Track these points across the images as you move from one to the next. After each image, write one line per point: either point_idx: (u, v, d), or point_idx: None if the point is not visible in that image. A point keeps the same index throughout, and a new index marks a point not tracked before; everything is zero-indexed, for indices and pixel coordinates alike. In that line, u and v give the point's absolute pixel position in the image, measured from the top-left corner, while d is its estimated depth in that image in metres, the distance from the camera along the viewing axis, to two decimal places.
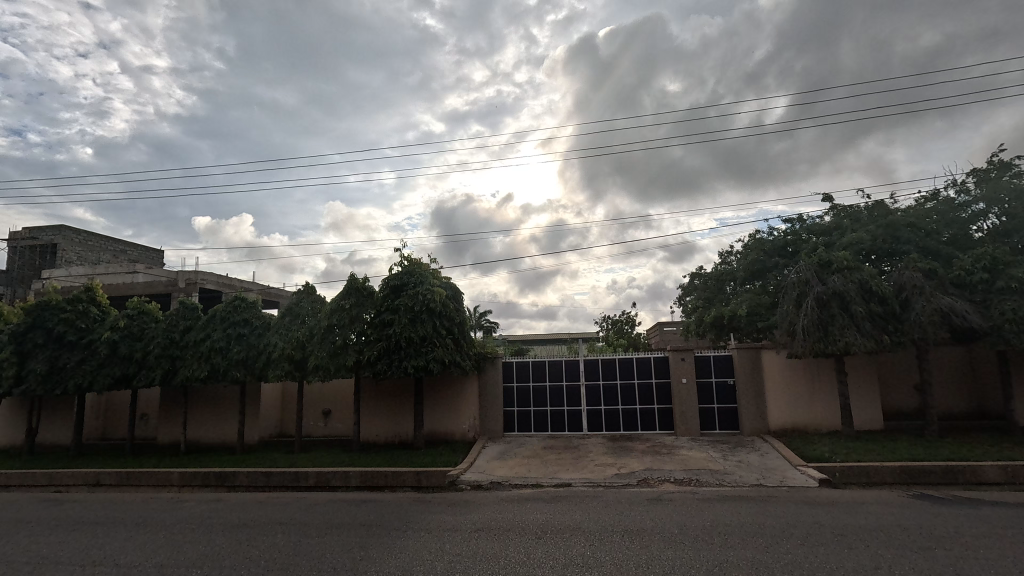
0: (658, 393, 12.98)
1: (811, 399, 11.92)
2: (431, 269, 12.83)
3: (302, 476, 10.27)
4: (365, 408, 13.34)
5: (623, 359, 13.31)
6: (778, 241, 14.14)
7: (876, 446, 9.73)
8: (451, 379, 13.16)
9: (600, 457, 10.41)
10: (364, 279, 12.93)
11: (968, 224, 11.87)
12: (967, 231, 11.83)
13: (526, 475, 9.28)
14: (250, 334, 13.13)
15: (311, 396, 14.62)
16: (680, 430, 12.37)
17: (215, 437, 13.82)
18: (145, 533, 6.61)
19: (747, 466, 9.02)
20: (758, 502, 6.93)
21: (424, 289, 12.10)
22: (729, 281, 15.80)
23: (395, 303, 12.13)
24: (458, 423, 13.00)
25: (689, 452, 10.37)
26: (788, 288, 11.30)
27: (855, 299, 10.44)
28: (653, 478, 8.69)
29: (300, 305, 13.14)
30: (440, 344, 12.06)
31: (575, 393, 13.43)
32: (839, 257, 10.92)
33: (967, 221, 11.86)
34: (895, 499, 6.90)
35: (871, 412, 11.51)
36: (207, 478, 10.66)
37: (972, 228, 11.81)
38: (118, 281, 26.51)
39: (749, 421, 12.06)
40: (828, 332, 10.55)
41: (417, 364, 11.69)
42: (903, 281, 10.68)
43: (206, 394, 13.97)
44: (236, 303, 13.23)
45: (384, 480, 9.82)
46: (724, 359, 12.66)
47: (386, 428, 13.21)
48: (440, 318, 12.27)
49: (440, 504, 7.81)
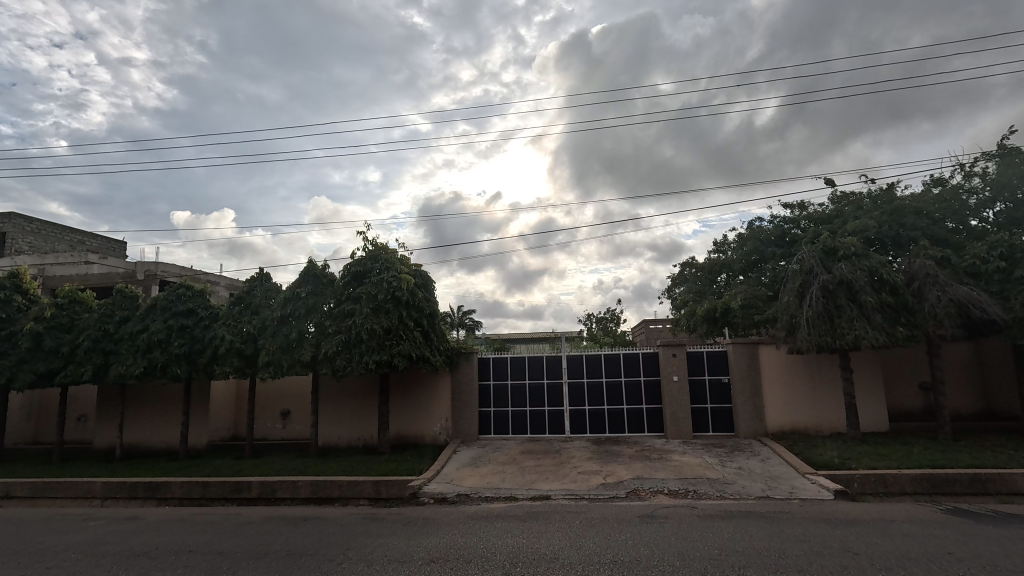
0: (647, 392, 11.93)
1: (812, 399, 10.97)
2: (399, 255, 11.55)
3: (244, 487, 8.97)
4: (325, 408, 12.05)
5: (609, 355, 12.22)
6: (776, 230, 13.25)
7: (888, 450, 8.78)
8: (421, 376, 11.96)
9: (584, 463, 9.25)
10: (325, 265, 11.63)
11: (975, 213, 11.07)
12: (976, 219, 11.02)
13: (499, 486, 8.08)
14: (195, 326, 11.73)
15: (268, 395, 13.30)
16: (671, 433, 11.32)
17: (157, 441, 12.38)
18: (15, 566, 5.29)
19: (749, 474, 7.95)
20: (769, 521, 5.84)
21: (390, 276, 10.84)
22: (722, 272, 14.89)
23: (357, 291, 10.86)
24: (428, 425, 11.81)
25: (682, 458, 9.30)
26: (789, 277, 10.32)
27: (864, 288, 9.48)
28: (644, 489, 7.57)
29: (252, 294, 11.76)
30: (407, 337, 10.78)
31: (557, 392, 12.30)
32: (845, 243, 9.94)
33: (973, 210, 11.04)
34: (929, 517, 5.85)
35: (876, 413, 10.60)
36: (136, 489, 9.27)
37: (979, 218, 11.04)
38: (71, 272, 24.67)
39: (745, 423, 11.04)
40: (834, 325, 9.58)
41: (380, 359, 10.41)
42: (914, 270, 9.76)
43: (147, 393, 12.52)
44: (180, 292, 11.86)
45: (337, 492, 8.60)
46: (718, 356, 11.65)
47: (349, 431, 11.94)
48: (408, 308, 10.97)
49: (394, 524, 6.56)
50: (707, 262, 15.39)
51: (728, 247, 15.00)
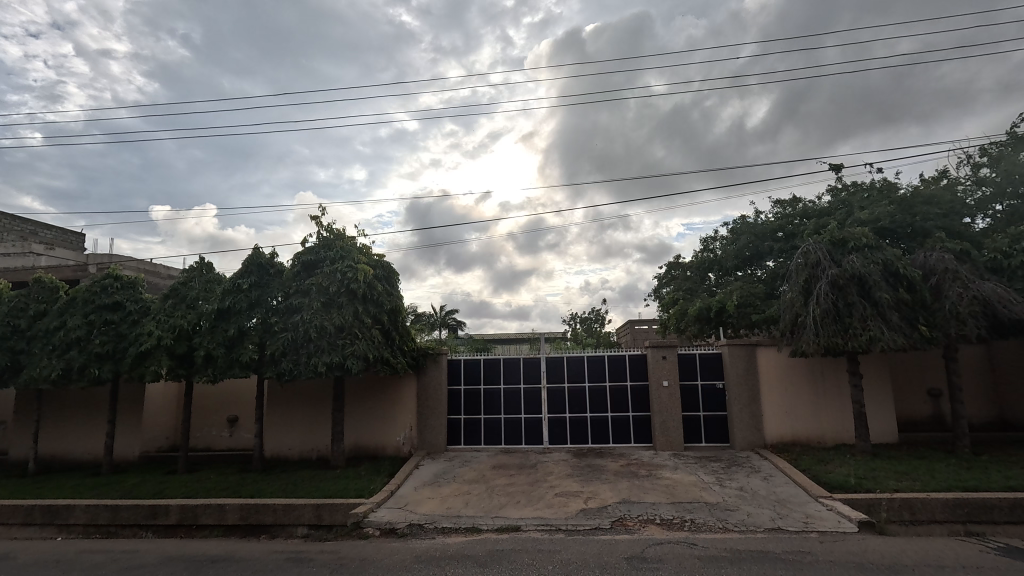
0: (633, 398, 10.77)
1: (815, 407, 9.92)
2: (358, 244, 10.23)
3: (161, 512, 7.58)
4: (273, 416, 10.70)
5: (592, 358, 11.06)
6: (770, 224, 12.26)
7: (905, 467, 7.76)
8: (383, 380, 10.71)
9: (562, 482, 8.02)
10: (272, 254, 10.23)
11: (977, 210, 10.33)
12: (979, 217, 10.27)
13: (459, 513, 6.77)
14: (122, 321, 10.27)
15: (213, 400, 11.96)
16: (660, 444, 10.19)
17: (80, 453, 10.83)
18: None
19: (752, 498, 6.82)
20: (790, 567, 4.67)
21: (344, 266, 9.50)
22: (713, 270, 13.89)
23: (306, 283, 9.49)
24: (390, 434, 10.55)
25: (674, 476, 8.14)
26: (792, 272, 9.23)
27: (879, 284, 8.43)
28: (631, 517, 6.39)
29: (188, 286, 10.30)
30: (364, 336, 9.40)
31: (535, 398, 11.09)
32: (857, 233, 8.88)
33: (975, 208, 10.30)
34: (982, 561, 4.75)
35: (886, 422, 9.58)
36: (32, 514, 7.80)
37: (982, 215, 10.28)
38: (17, 264, 22.67)
39: (741, 434, 9.95)
40: (845, 325, 8.52)
41: (331, 361, 9.02)
42: (931, 264, 8.74)
43: (70, 398, 10.98)
44: (105, 282, 10.32)
45: (271, 518, 7.32)
46: (712, 359, 10.56)
47: (299, 441, 10.59)
48: (365, 304, 9.60)
49: (322, 569, 5.22)
50: (696, 259, 14.40)
51: (718, 242, 14.02)
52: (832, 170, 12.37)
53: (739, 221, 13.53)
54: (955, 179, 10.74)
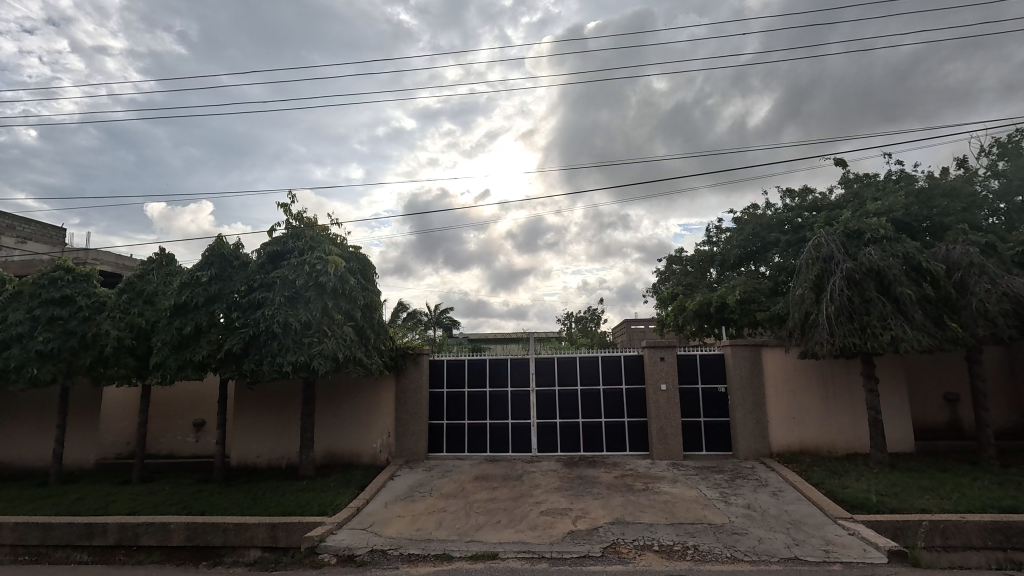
0: (629, 403, 9.97)
1: (826, 413, 9.14)
2: (330, 234, 9.39)
3: (99, 533, 6.74)
4: (239, 420, 9.88)
5: (585, 359, 10.27)
6: (777, 216, 11.50)
7: (929, 481, 7.02)
8: (360, 380, 9.91)
9: (549, 498, 7.20)
10: (237, 244, 9.36)
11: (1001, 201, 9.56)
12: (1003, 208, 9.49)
13: (430, 537, 5.95)
14: (70, 318, 9.33)
15: (179, 402, 11.16)
16: (658, 453, 9.42)
17: (26, 460, 9.93)
18: None
19: (762, 519, 6.05)
20: None
21: (313, 257, 8.67)
22: (715, 265, 13.17)
23: (271, 276, 8.66)
24: (365, 441, 9.74)
25: (674, 491, 7.34)
26: (803, 266, 8.45)
27: (899, 278, 7.65)
28: (626, 543, 5.58)
29: (145, 280, 9.36)
30: (334, 333, 8.55)
31: (523, 402, 10.28)
32: (873, 224, 8.12)
33: (998, 198, 9.54)
34: None
35: (903, 430, 8.82)
36: None
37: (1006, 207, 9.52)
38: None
39: (745, 443, 9.19)
40: (863, 325, 7.73)
41: (296, 362, 8.18)
42: (956, 258, 7.94)
43: (17, 400, 10.09)
44: (54, 274, 9.45)
45: (220, 539, 6.56)
46: (713, 361, 9.80)
47: (267, 448, 9.77)
48: (336, 299, 8.74)
49: None
50: (698, 253, 13.70)
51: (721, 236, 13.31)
52: (841, 161, 11.60)
53: (743, 214, 12.79)
54: (975, 169, 9.98)
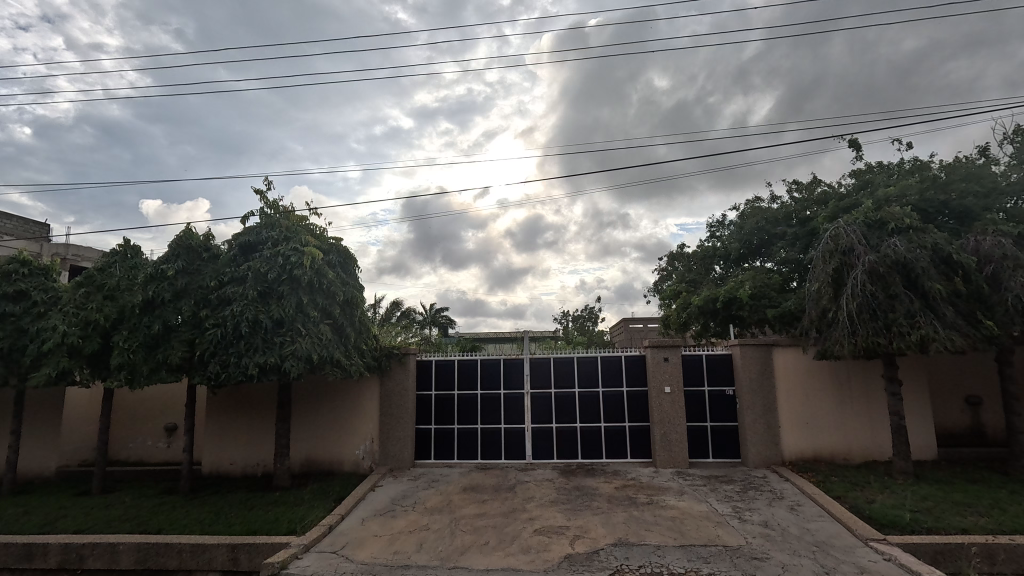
0: (630, 407, 9.29)
1: (842, 418, 8.48)
2: (307, 224, 8.67)
3: (40, 554, 6.02)
4: (210, 425, 9.16)
5: (583, 360, 9.58)
6: (785, 208, 10.86)
7: (963, 494, 6.38)
8: (341, 382, 9.21)
9: (544, 514, 6.51)
10: (206, 235, 8.60)
11: None
12: None
13: (407, 563, 5.25)
14: (22, 315, 8.60)
15: (149, 405, 10.41)
16: (661, 461, 8.74)
17: None
18: None
19: (783, 541, 5.39)
20: None
21: (287, 248, 7.95)
22: (720, 260, 12.52)
23: (241, 268, 7.94)
24: (347, 447, 9.04)
25: (681, 505, 6.67)
26: (819, 259, 7.78)
27: (928, 272, 6.99)
28: (631, 571, 4.89)
29: (106, 273, 8.59)
30: (309, 331, 7.84)
31: (516, 405, 9.59)
32: (897, 213, 7.46)
33: None
34: None
35: (926, 436, 8.16)
36: None
37: None
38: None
39: (755, 450, 8.53)
40: (888, 322, 7.07)
41: (266, 363, 7.46)
42: (987, 250, 7.27)
43: None
44: (8, 267, 8.72)
45: (175, 562, 5.85)
46: (721, 362, 9.12)
47: (241, 455, 9.05)
48: (312, 294, 8.04)
49: None
50: (702, 248, 13.08)
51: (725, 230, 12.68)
52: (855, 147, 10.99)
53: (749, 207, 12.17)
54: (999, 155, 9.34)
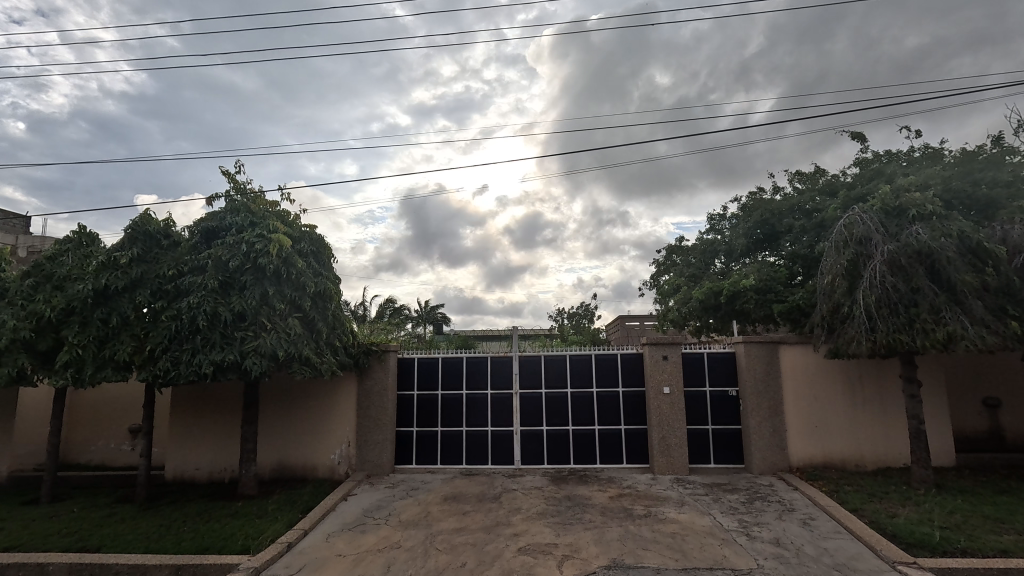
0: (627, 408, 8.65)
1: (854, 421, 7.86)
2: (277, 210, 7.97)
3: None
4: (173, 427, 8.46)
5: (577, 358, 8.92)
6: (792, 198, 10.24)
7: (992, 507, 5.77)
8: (314, 381, 8.53)
9: (531, 528, 5.86)
10: (166, 220, 7.87)
11: None
12: None
13: None
14: None
15: (112, 405, 9.70)
16: (659, 466, 8.10)
17: None
18: None
19: (799, 564, 4.76)
20: None
21: (252, 235, 7.24)
22: (721, 254, 11.88)
23: (201, 256, 7.24)
24: (321, 451, 8.37)
25: (682, 518, 6.03)
26: (831, 249, 7.14)
27: (954, 262, 6.36)
28: None
29: (57, 261, 7.87)
30: (275, 326, 7.16)
31: (505, 407, 8.94)
32: (919, 198, 6.82)
33: None
34: None
35: (945, 441, 7.55)
36: None
37: None
38: None
39: (760, 455, 7.90)
40: (910, 319, 6.45)
41: (225, 360, 6.76)
42: (1016, 239, 6.67)
43: None
44: None
45: None
46: (724, 360, 8.48)
47: (205, 460, 8.36)
48: (279, 285, 7.35)
49: None
50: (702, 241, 12.45)
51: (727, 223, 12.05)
52: (862, 137, 10.49)
53: (752, 198, 11.53)
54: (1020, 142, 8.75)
